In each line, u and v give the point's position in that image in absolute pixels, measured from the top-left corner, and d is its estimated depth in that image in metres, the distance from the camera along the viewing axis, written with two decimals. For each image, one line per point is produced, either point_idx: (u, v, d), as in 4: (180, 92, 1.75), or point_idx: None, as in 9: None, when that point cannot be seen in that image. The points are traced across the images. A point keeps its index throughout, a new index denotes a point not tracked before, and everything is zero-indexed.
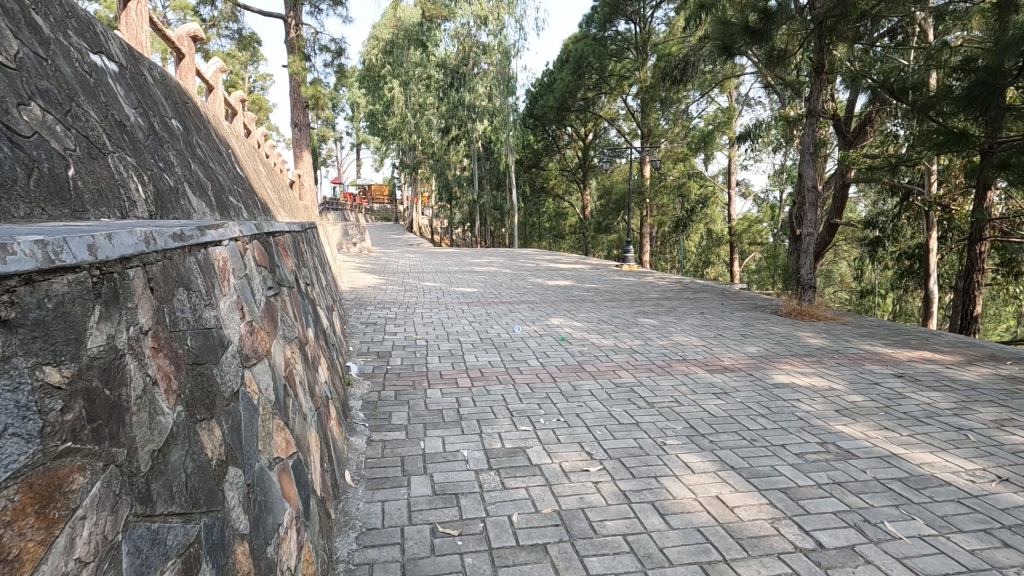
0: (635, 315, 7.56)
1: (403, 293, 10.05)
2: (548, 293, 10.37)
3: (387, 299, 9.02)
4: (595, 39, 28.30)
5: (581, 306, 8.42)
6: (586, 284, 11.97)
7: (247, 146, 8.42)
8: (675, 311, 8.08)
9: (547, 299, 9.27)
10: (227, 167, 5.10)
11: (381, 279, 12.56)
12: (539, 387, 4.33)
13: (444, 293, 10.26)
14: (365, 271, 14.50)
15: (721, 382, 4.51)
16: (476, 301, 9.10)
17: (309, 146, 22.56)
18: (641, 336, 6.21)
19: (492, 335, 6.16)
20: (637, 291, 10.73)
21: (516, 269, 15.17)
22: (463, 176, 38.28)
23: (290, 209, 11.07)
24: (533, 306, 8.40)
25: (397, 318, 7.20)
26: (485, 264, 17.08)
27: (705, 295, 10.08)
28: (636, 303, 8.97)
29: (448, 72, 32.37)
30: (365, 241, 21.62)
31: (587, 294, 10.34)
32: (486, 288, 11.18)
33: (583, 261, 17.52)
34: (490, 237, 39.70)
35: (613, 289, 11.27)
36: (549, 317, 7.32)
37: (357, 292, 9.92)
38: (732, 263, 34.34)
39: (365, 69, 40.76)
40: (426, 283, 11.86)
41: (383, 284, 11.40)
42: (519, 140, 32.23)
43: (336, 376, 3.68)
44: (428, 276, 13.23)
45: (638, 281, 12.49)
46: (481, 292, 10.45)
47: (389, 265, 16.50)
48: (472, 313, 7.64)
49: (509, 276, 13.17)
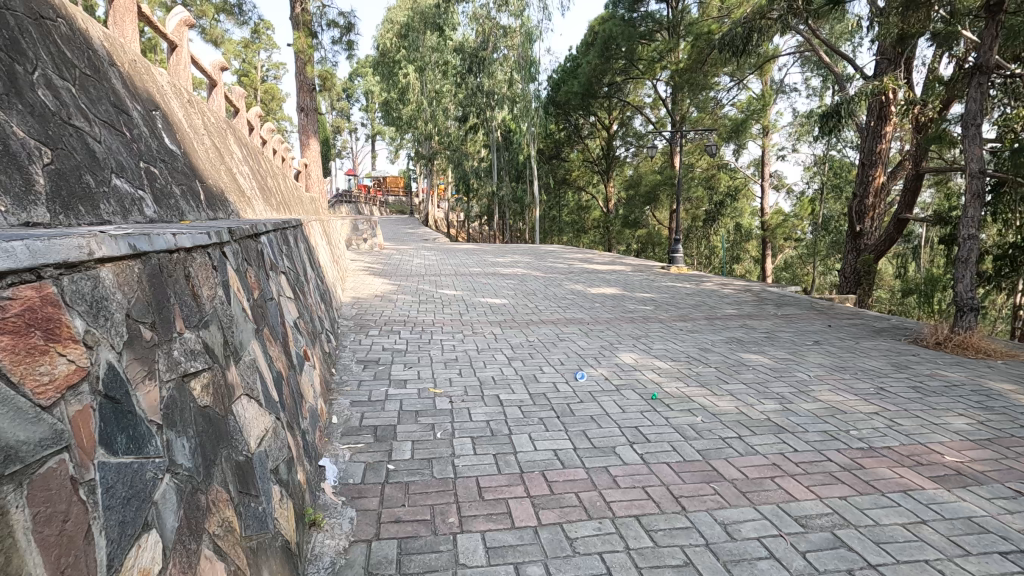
0: (731, 349, 5.54)
1: (418, 306, 8.14)
2: (594, 306, 8.40)
3: (396, 317, 7.08)
4: (623, 20, 26.30)
5: (649, 331, 6.41)
6: (635, 293, 9.95)
7: (217, 119, 6.43)
8: (778, 341, 6.05)
9: (598, 317, 7.26)
10: (130, 132, 3.10)
11: (389, 284, 10.69)
12: (665, 533, 2.35)
13: (468, 306, 8.34)
14: (374, 273, 12.64)
15: (993, 520, 2.48)
16: (509, 319, 7.14)
17: (316, 134, 20.64)
18: (764, 389, 4.21)
19: (548, 388, 4.20)
20: (703, 304, 8.74)
21: (547, 271, 13.21)
22: (481, 167, 36.63)
23: (283, 203, 9.14)
24: (586, 329, 6.42)
25: (408, 353, 5.24)
26: (508, 263, 15.18)
27: (795, 311, 8.01)
28: (716, 324, 6.93)
29: (465, 57, 30.62)
30: (377, 237, 19.90)
31: (643, 307, 8.35)
32: (516, 298, 9.24)
33: (620, 262, 15.53)
34: (508, 231, 37.81)
35: (671, 299, 9.27)
36: (617, 351, 5.33)
37: (361, 304, 8.03)
38: (766, 260, 32.10)
39: (380, 56, 39.04)
40: (445, 290, 9.97)
41: (392, 292, 9.53)
42: (540, 130, 30.28)
43: (270, 558, 1.71)
44: (446, 280, 11.35)
45: (697, 289, 10.44)
46: (512, 305, 8.52)
47: (402, 265, 14.67)
48: (509, 343, 5.68)
49: (541, 282, 11.23)
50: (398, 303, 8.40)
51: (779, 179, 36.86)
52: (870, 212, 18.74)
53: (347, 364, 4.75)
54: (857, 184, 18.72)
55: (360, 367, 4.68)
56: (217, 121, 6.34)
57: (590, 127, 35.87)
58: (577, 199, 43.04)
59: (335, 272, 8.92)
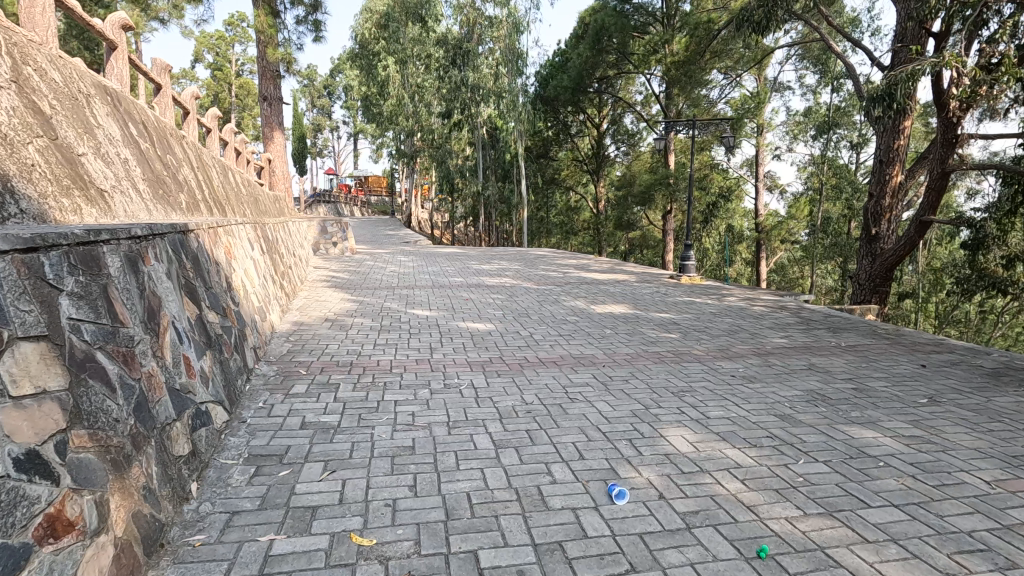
0: (824, 418, 3.75)
1: (376, 336, 6.20)
2: (604, 333, 6.56)
3: (343, 357, 5.19)
4: (616, 11, 24.84)
5: (693, 381, 4.59)
6: (648, 312, 8.12)
7: (75, 78, 4.37)
8: (880, 398, 4.24)
9: (614, 356, 5.41)
10: None
11: (348, 301, 8.78)
12: None
13: (441, 334, 6.45)
14: (335, 285, 10.67)
15: None
16: (493, 359, 5.27)
17: (281, 126, 18.66)
18: (946, 528, 2.39)
19: (565, 533, 2.34)
20: (740, 329, 6.94)
21: (539, 282, 11.34)
22: (466, 166, 34.78)
23: (206, 198, 7.13)
24: (605, 379, 4.57)
25: (338, 434, 3.35)
26: (494, 271, 13.31)
27: (863, 343, 6.23)
28: (775, 366, 5.11)
29: (448, 49, 28.98)
30: (348, 240, 17.97)
31: (665, 335, 6.52)
32: (501, 320, 7.38)
33: (622, 270, 13.70)
34: (495, 233, 35.98)
35: (696, 320, 7.45)
36: (662, 428, 3.50)
37: (299, 335, 6.11)
38: (760, 265, 30.71)
39: (360, 48, 37.14)
40: (415, 310, 8.08)
41: (346, 313, 7.60)
42: (527, 127, 28.67)
43: None
44: (419, 295, 9.44)
45: (723, 306, 8.66)
46: (500, 331, 6.64)
47: (370, 274, 12.73)
48: (496, 412, 3.81)
49: (533, 297, 9.35)
50: (350, 331, 6.47)
51: (772, 180, 35.61)
52: (887, 214, 17.20)
53: (224, 469, 2.84)
54: (873, 184, 17.20)
55: (244, 477, 2.78)
56: (71, 80, 4.32)
57: (578, 125, 34.21)
58: (566, 200, 41.31)
59: (273, 287, 7.01)
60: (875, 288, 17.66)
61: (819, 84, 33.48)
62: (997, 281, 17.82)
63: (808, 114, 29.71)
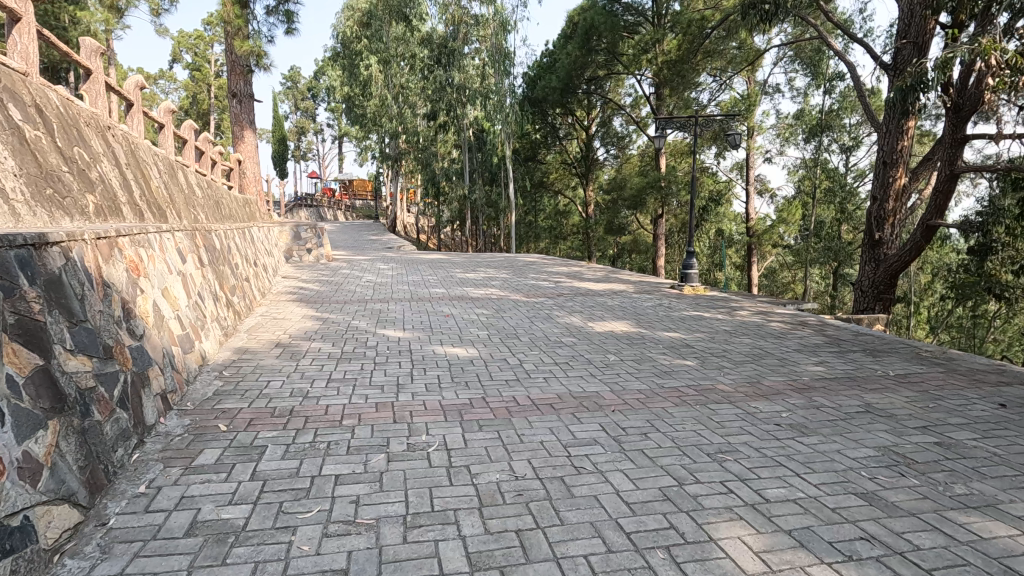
0: (923, 500, 2.74)
1: (332, 367, 5.12)
2: (607, 361, 5.53)
3: (284, 401, 4.10)
4: (605, 10, 24.04)
5: (730, 434, 3.57)
6: (654, 331, 7.09)
7: None
8: (979, 461, 3.23)
9: (624, 396, 4.37)
10: None
11: (310, 319, 7.66)
12: None
13: (412, 362, 5.38)
14: (300, 299, 9.53)
15: None
16: (472, 401, 4.22)
17: (252, 124, 17.51)
18: None
19: None
20: (765, 354, 5.93)
21: (529, 294, 10.29)
22: (452, 169, 33.71)
23: (132, 200, 5.99)
24: (618, 435, 3.52)
25: (235, 549, 2.26)
26: (479, 281, 12.23)
27: (915, 372, 5.24)
28: (826, 409, 4.10)
29: (433, 49, 28.01)
30: (323, 246, 16.80)
31: (680, 364, 5.49)
32: (484, 343, 6.31)
33: (617, 279, 12.69)
34: (482, 238, 34.93)
35: (710, 342, 6.43)
36: (708, 526, 2.47)
37: (236, 367, 4.98)
38: (752, 270, 30.05)
39: (342, 47, 36.04)
40: (387, 330, 6.98)
41: (302, 335, 6.49)
42: (514, 129, 27.74)
43: None
44: (393, 311, 8.34)
45: (737, 323, 7.66)
46: (482, 358, 5.59)
47: (343, 285, 11.59)
48: (475, 495, 2.75)
49: (522, 313, 8.29)
50: (302, 359, 5.39)
51: (763, 184, 34.95)
52: (890, 218, 16.27)
53: None
54: (875, 185, 16.31)
55: None
56: None
57: (566, 128, 33.34)
58: (554, 204, 40.34)
59: (213, 306, 5.90)
60: (878, 295, 16.70)
61: (810, 86, 32.92)
62: (1001, 288, 17.14)
63: (800, 117, 29.02)
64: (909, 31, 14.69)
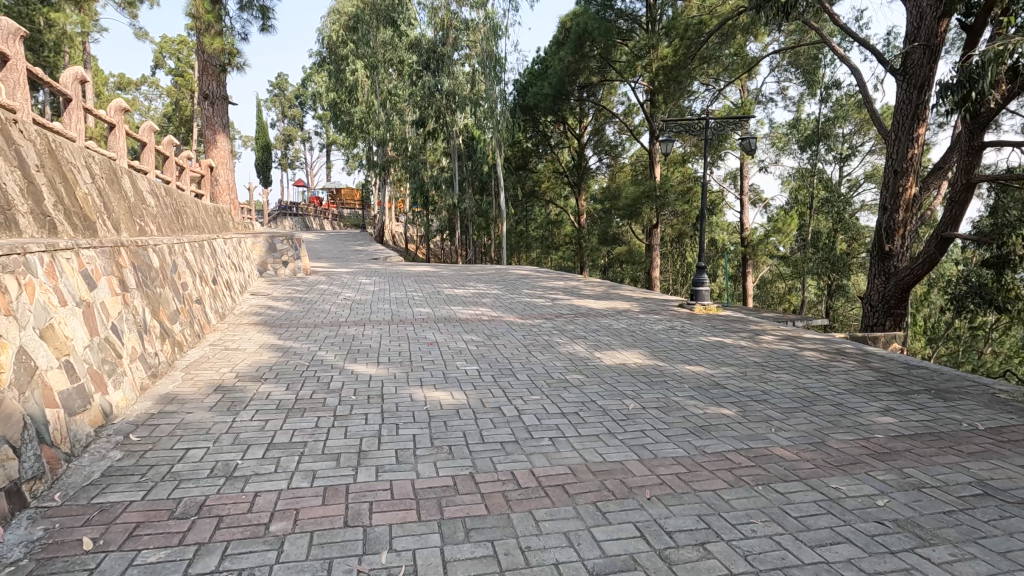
0: None
1: (278, 424, 4.00)
2: (626, 410, 4.46)
3: (195, 488, 2.98)
4: (598, 15, 23.32)
5: (825, 548, 2.50)
6: (674, 365, 6.03)
7: None
8: None
9: (658, 472, 3.30)
10: None
11: (268, 348, 6.50)
12: None
13: (382, 414, 4.28)
14: (261, 321, 8.36)
15: None
16: (456, 484, 3.13)
17: (226, 128, 16.41)
18: None
19: None
20: (814, 398, 4.87)
21: (523, 315, 9.20)
22: (441, 177, 32.81)
23: (38, 209, 4.87)
24: (663, 551, 2.45)
25: None
26: (467, 299, 11.14)
27: (1011, 426, 4.20)
28: (934, 493, 3.05)
29: (421, 54, 27.07)
30: (301, 259, 15.66)
31: (716, 413, 4.43)
32: (472, 382, 5.21)
33: (617, 296, 11.65)
34: (472, 249, 33.89)
35: (744, 382, 5.37)
36: None
37: (152, 426, 3.85)
38: (748, 282, 29.28)
39: (329, 53, 35.10)
40: (357, 364, 5.84)
41: (252, 373, 5.35)
42: (506, 137, 26.85)
43: None
44: (368, 337, 7.21)
45: (765, 353, 6.62)
46: (470, 406, 4.50)
47: (316, 304, 10.47)
48: None
49: (517, 339, 7.20)
50: (242, 411, 4.25)
51: (757, 194, 34.32)
52: (901, 229, 14.85)
53: None
54: (883, 195, 14.95)
55: None
56: None
57: (558, 136, 32.53)
58: (546, 214, 39.35)
59: (137, 340, 4.77)
60: (889, 310, 15.20)
61: (804, 95, 32.39)
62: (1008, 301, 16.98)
63: (795, 125, 28.40)
64: (918, 35, 13.43)
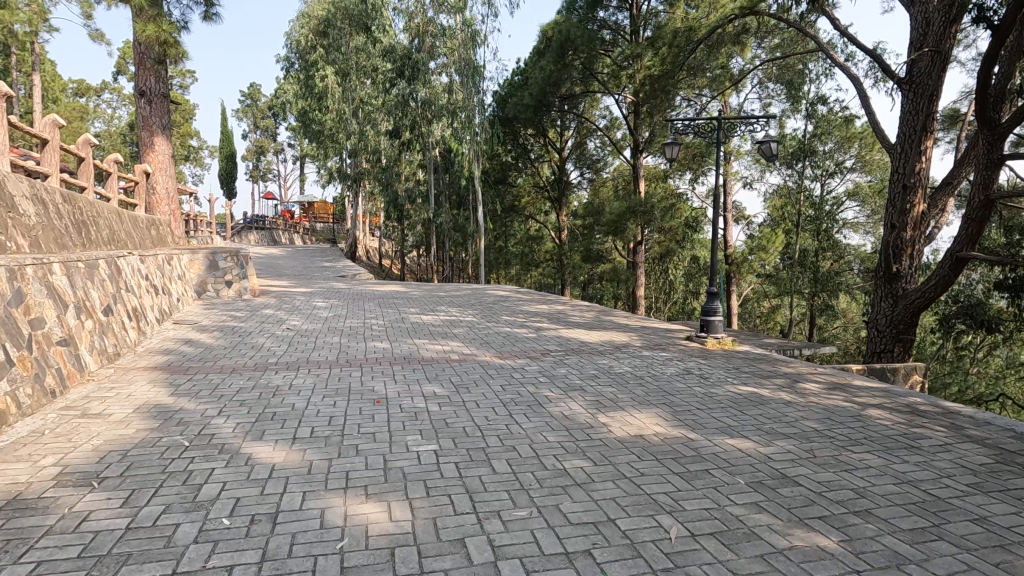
0: None
1: None
2: (670, 546, 2.75)
3: None
4: (581, 22, 21.96)
5: None
6: (710, 438, 4.32)
7: None
8: None
9: None
10: None
11: (144, 413, 4.62)
12: None
13: (258, 571, 2.47)
14: (163, 365, 6.45)
15: None
16: None
17: (167, 130, 14.46)
18: None
19: None
20: (938, 507, 3.23)
21: (500, 353, 7.42)
22: (416, 190, 31.13)
23: None
24: None
25: None
26: (435, 329, 9.32)
27: None
28: None
29: (395, 61, 25.38)
30: (248, 278, 13.66)
31: (813, 547, 2.76)
32: (425, 480, 3.44)
33: (611, 325, 9.93)
34: (447, 265, 32.01)
35: (820, 472, 3.71)
36: None
37: None
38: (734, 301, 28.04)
39: (299, 59, 33.27)
40: (260, 443, 4.00)
41: (89, 467, 3.50)
42: (484, 148, 25.21)
43: None
44: (293, 391, 5.37)
45: (822, 415, 4.99)
46: (415, 541, 2.73)
47: (249, 336, 8.55)
48: None
49: (493, 393, 5.43)
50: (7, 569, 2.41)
51: (740, 211, 33.33)
52: (909, 249, 13.19)
53: None
54: (889, 211, 13.33)
55: None
56: None
57: (538, 149, 31.04)
58: (525, 229, 37.68)
59: None
60: (897, 336, 13.41)
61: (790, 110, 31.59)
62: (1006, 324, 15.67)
63: (780, 141, 27.39)
64: (925, 42, 12.08)
